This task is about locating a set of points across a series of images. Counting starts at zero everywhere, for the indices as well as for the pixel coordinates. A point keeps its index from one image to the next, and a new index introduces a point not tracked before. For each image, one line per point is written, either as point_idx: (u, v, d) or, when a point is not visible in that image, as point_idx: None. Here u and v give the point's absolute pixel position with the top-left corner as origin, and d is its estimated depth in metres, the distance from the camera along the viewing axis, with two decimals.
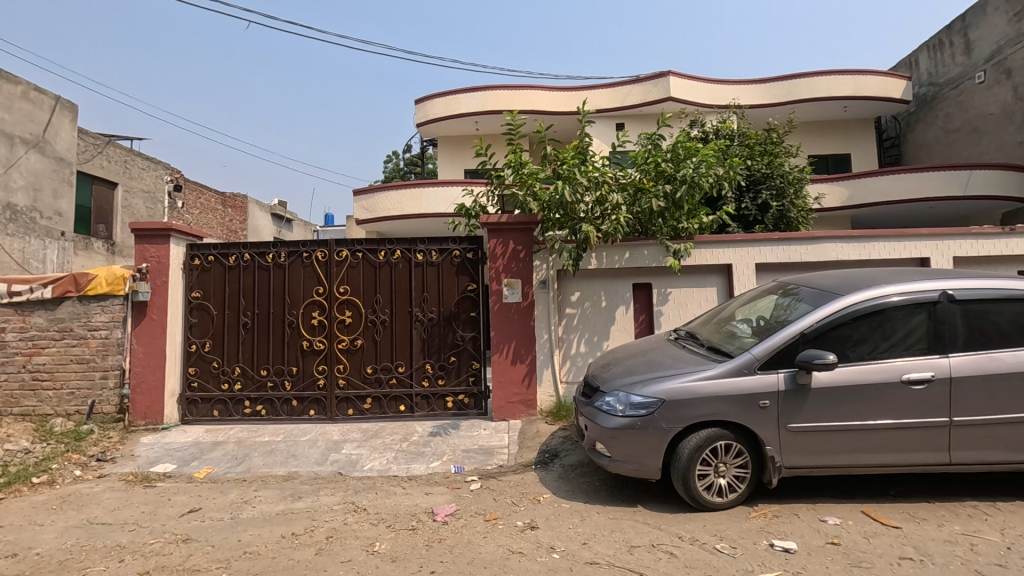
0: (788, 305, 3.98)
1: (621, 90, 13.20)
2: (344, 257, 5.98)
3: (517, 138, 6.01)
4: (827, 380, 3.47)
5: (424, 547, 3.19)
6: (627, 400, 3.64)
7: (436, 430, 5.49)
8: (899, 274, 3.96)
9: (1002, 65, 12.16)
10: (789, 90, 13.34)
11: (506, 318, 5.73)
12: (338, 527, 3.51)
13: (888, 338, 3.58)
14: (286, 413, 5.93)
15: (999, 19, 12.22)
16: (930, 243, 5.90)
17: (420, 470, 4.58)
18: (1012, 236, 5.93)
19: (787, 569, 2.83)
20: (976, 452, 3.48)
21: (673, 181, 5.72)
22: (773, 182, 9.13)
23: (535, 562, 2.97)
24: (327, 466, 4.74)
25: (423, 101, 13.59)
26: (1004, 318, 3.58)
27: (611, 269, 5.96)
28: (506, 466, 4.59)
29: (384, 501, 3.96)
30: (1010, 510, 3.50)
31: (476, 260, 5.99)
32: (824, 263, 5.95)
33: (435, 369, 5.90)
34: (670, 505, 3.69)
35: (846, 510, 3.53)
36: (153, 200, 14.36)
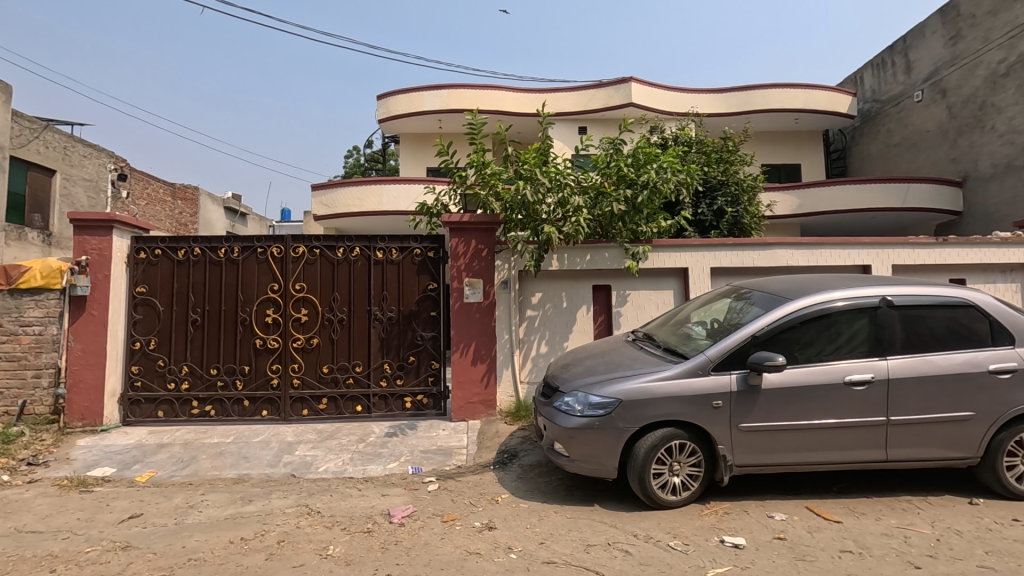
0: (740, 309, 4.12)
1: (583, 94, 13.35)
2: (301, 254, 5.82)
3: (479, 137, 5.97)
4: (776, 381, 3.60)
5: (380, 550, 3.13)
6: (586, 400, 3.67)
7: (393, 431, 5.42)
8: (844, 280, 4.15)
9: (938, 85, 12.96)
10: (744, 100, 13.80)
11: (467, 318, 5.71)
12: (290, 531, 3.41)
13: (832, 341, 3.75)
14: (236, 413, 5.73)
15: (937, 42, 13.01)
16: (872, 252, 6.21)
17: (376, 471, 4.51)
18: (945, 246, 6.30)
19: (737, 565, 2.92)
20: (911, 450, 3.68)
21: (634, 186, 5.77)
22: (728, 189, 9.41)
23: (492, 562, 2.96)
24: (280, 468, 4.60)
25: (385, 97, 13.36)
26: (937, 323, 3.81)
27: (572, 270, 6.02)
28: (465, 467, 4.58)
29: (339, 503, 3.87)
30: (940, 504, 3.72)
31: (437, 259, 5.93)
32: (775, 269, 6.18)
33: (394, 369, 5.81)
34: (626, 504, 3.75)
35: (792, 507, 3.68)
36: (96, 189, 13.62)
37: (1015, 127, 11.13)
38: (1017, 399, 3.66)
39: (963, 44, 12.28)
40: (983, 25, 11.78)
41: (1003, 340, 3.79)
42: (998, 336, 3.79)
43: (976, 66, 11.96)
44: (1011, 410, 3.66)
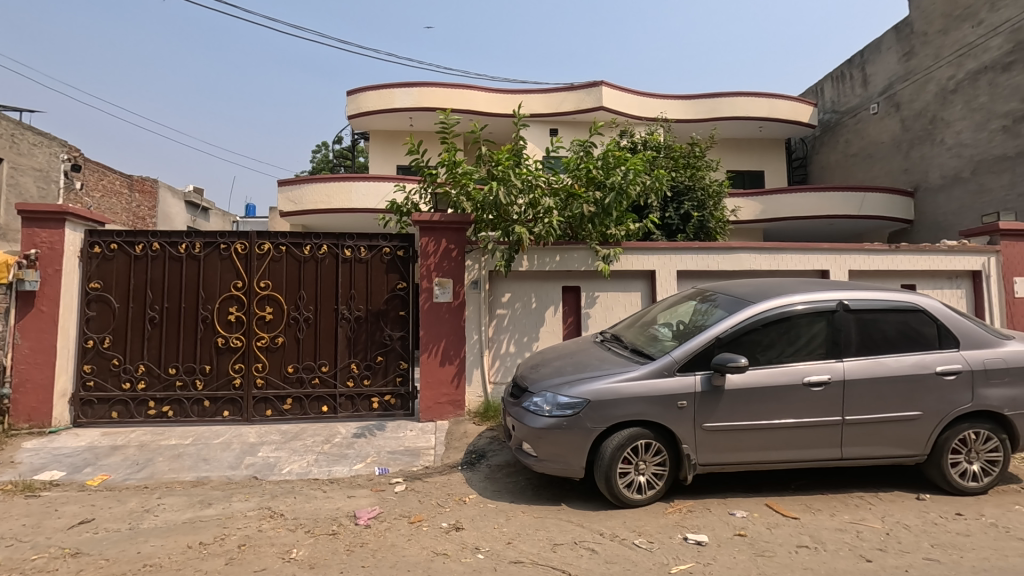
0: (705, 311, 4.22)
1: (555, 96, 13.41)
2: (266, 251, 5.68)
3: (451, 137, 5.94)
4: (738, 381, 3.70)
5: (345, 552, 3.09)
6: (554, 400, 3.70)
7: (360, 432, 5.34)
8: (804, 284, 4.30)
9: (892, 99, 13.54)
10: (711, 108, 14.13)
11: (436, 318, 5.69)
12: (251, 534, 3.33)
13: (792, 343, 3.88)
14: (196, 414, 5.56)
15: (892, 57, 13.58)
16: (830, 257, 6.45)
17: (343, 472, 4.45)
18: (898, 253, 6.59)
19: (699, 561, 2.98)
20: (864, 448, 3.83)
21: (602, 188, 5.81)
22: (694, 194, 9.64)
23: (459, 563, 2.95)
24: (241, 470, 4.49)
25: (355, 93, 13.16)
26: (889, 326, 3.98)
27: (542, 271, 6.05)
28: (432, 467, 4.55)
29: (302, 505, 3.79)
30: (890, 499, 3.88)
31: (407, 258, 5.88)
32: (739, 272, 6.34)
33: (361, 369, 5.74)
34: (592, 503, 3.79)
35: (752, 504, 3.78)
36: (47, 179, 12.93)
37: (963, 141, 11.71)
38: (961, 399, 3.85)
39: (915, 60, 12.86)
40: (934, 43, 12.35)
41: (950, 343, 3.98)
42: (945, 339, 3.99)
43: (928, 81, 12.53)
44: (956, 409, 3.84)
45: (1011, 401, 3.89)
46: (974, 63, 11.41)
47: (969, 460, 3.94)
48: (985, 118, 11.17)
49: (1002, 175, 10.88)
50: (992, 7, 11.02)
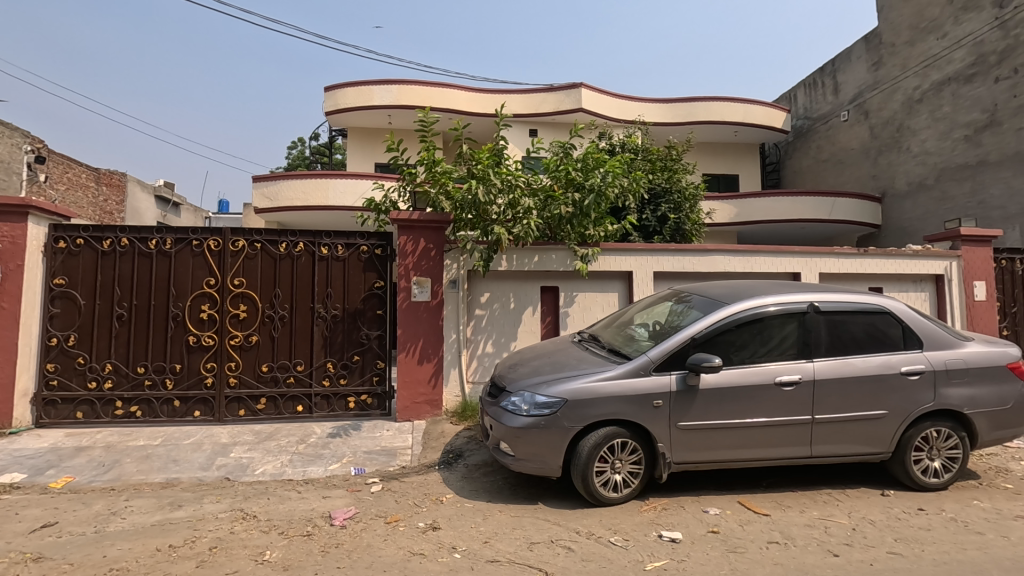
0: (681, 312, 4.28)
1: (535, 97, 13.45)
2: (240, 248, 5.58)
3: (430, 135, 5.91)
4: (712, 381, 3.77)
5: (320, 554, 3.05)
6: (532, 400, 3.72)
7: (335, 432, 5.28)
8: (776, 286, 4.40)
9: (862, 107, 13.94)
10: (688, 112, 14.35)
11: (414, 317, 5.66)
12: (223, 537, 3.27)
13: (764, 344, 3.97)
14: (166, 414, 5.43)
15: (861, 66, 13.97)
16: (801, 260, 6.61)
17: (318, 473, 4.39)
18: (866, 257, 6.78)
19: (673, 558, 3.03)
20: (833, 446, 3.94)
21: (581, 190, 5.84)
22: (671, 197, 9.79)
23: (435, 563, 2.95)
24: (213, 471, 4.40)
25: (333, 89, 13.01)
26: (857, 327, 4.10)
27: (520, 270, 6.07)
28: (409, 467, 4.53)
29: (276, 506, 3.74)
30: (857, 496, 4.00)
31: (385, 256, 5.83)
32: (714, 274, 6.45)
33: (337, 368, 5.67)
34: (569, 502, 3.82)
35: (725, 502, 3.85)
36: (7, 171, 12.35)
37: (928, 149, 12.10)
38: (924, 398, 3.99)
39: (884, 70, 13.27)
40: (902, 54, 12.75)
41: (914, 344, 4.12)
42: (909, 340, 4.12)
43: (895, 91, 12.93)
44: (919, 408, 3.98)
45: (971, 400, 4.04)
46: (939, 74, 11.82)
47: (931, 457, 4.08)
48: (949, 127, 11.58)
49: (964, 183, 11.28)
50: (956, 20, 11.42)
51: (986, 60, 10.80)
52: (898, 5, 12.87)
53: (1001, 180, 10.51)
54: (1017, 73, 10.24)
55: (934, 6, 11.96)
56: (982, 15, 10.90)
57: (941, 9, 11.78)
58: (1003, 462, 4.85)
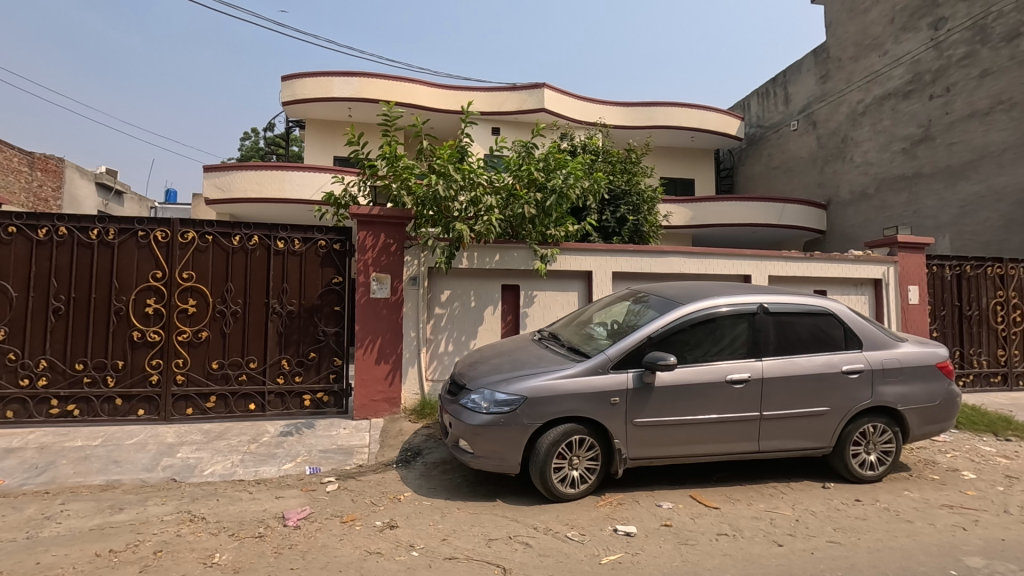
0: (639, 311, 4.38)
1: (498, 95, 13.45)
2: (190, 240, 5.36)
3: (393, 130, 5.84)
4: (667, 379, 3.88)
5: (272, 555, 2.98)
6: (492, 397, 3.73)
7: (289, 430, 5.14)
8: (729, 287, 4.56)
9: (810, 117, 14.58)
10: (648, 115, 14.63)
11: (373, 314, 5.58)
12: (168, 540, 3.14)
13: (717, 343, 4.11)
14: (107, 413, 5.17)
15: (810, 78, 14.62)
16: (753, 263, 6.86)
17: (270, 473, 4.28)
18: (811, 261, 7.12)
19: (628, 551, 3.11)
20: (780, 441, 4.11)
21: (543, 190, 5.90)
22: (630, 199, 9.99)
23: (393, 561, 2.92)
24: (157, 473, 4.21)
25: (290, 79, 12.62)
26: (803, 328, 4.30)
27: (481, 269, 6.07)
28: (366, 466, 4.47)
29: (226, 508, 3.62)
30: (800, 488, 4.20)
31: (343, 252, 5.71)
32: (670, 275, 6.62)
33: (292, 366, 5.52)
34: (527, 498, 3.86)
35: (678, 496, 3.97)
36: None
37: (869, 160, 12.78)
38: (862, 395, 4.22)
39: (831, 83, 13.93)
40: (847, 68, 13.42)
41: (854, 344, 4.35)
42: (850, 340, 4.35)
43: (840, 104, 13.59)
44: (857, 405, 4.21)
45: (904, 397, 4.30)
46: (880, 89, 12.50)
47: (867, 451, 4.32)
48: (888, 140, 12.26)
49: (901, 193, 11.95)
50: (896, 39, 12.10)
51: (922, 78, 11.49)
52: (845, 22, 13.53)
53: (934, 191, 11.18)
54: (949, 92, 10.93)
55: (876, 25, 12.63)
56: (919, 36, 11.58)
57: (883, 28, 12.46)
58: (931, 455, 5.18)
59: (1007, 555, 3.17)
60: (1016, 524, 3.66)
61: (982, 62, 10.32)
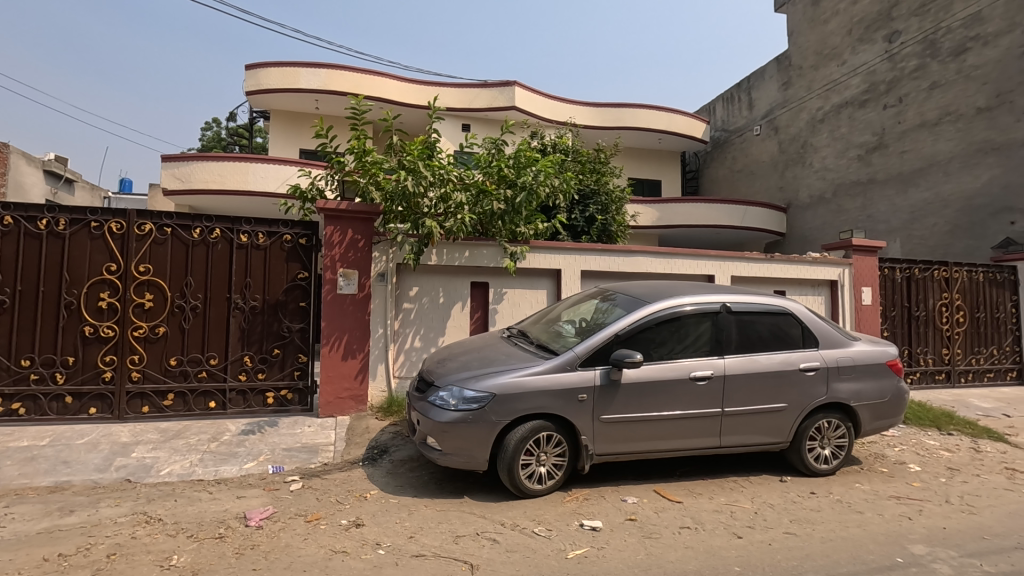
0: (606, 309, 4.45)
1: (469, 92, 13.40)
2: (147, 232, 5.17)
3: (362, 124, 5.76)
4: (634, 376, 3.94)
5: (233, 556, 2.90)
6: (460, 395, 3.73)
7: (250, 429, 5.02)
8: (693, 287, 4.67)
9: (772, 122, 15.03)
10: (616, 116, 14.81)
11: (339, 310, 5.49)
12: (122, 542, 3.03)
13: (681, 341, 4.20)
14: (55, 412, 4.95)
15: (773, 85, 15.07)
16: (716, 263, 7.04)
17: (231, 472, 4.17)
18: (772, 262, 7.35)
19: (593, 545, 3.16)
20: (741, 436, 4.23)
21: (513, 187, 5.92)
22: (599, 198, 10.11)
23: (359, 560, 2.89)
24: (111, 473, 4.06)
25: (254, 68, 12.27)
26: (763, 327, 4.44)
27: (450, 265, 6.05)
28: (331, 465, 4.40)
29: (184, 508, 3.51)
30: (759, 482, 4.34)
31: (310, 247, 5.60)
32: (637, 274, 6.73)
33: (255, 362, 5.39)
34: (495, 494, 3.87)
35: (643, 491, 4.05)
36: None
37: (827, 165, 13.26)
38: (818, 392, 4.38)
39: (792, 90, 14.39)
40: (808, 76, 13.89)
41: (811, 343, 4.51)
42: (808, 339, 4.52)
43: (801, 110, 14.05)
44: (813, 401, 4.37)
45: (856, 394, 4.49)
46: (838, 98, 12.98)
47: (822, 445, 4.49)
48: (845, 147, 12.74)
49: (856, 198, 12.44)
50: (854, 49, 12.59)
51: (877, 88, 11.97)
52: (806, 32, 13.99)
53: (887, 197, 11.68)
54: (902, 102, 11.43)
55: (835, 36, 13.11)
56: (875, 47, 12.08)
57: (841, 39, 12.94)
58: (881, 449, 5.42)
59: (949, 543, 3.34)
60: (957, 513, 3.87)
61: (932, 75, 10.83)
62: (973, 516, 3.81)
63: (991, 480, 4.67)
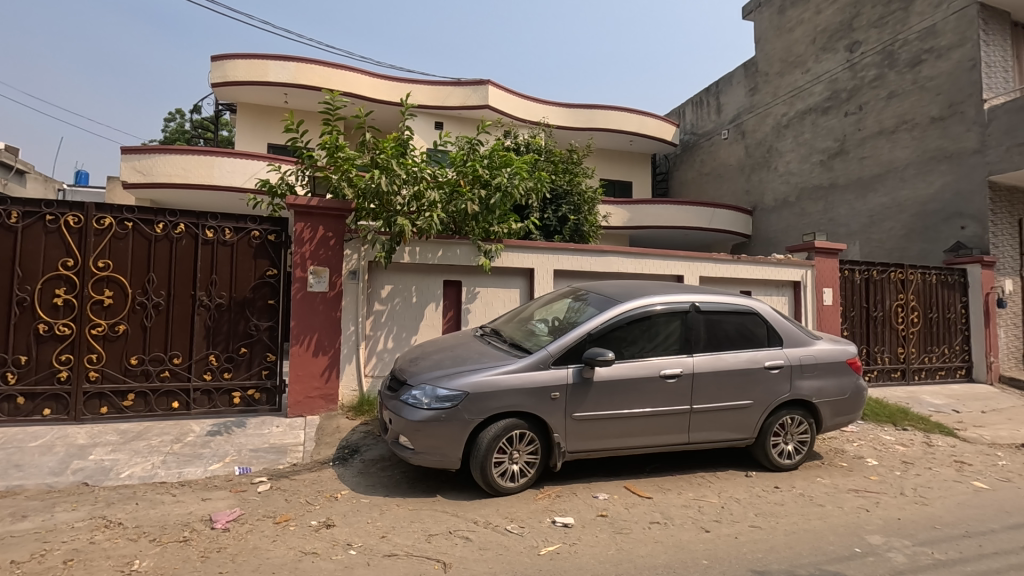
0: (578, 309, 4.49)
1: (442, 89, 13.32)
2: (107, 226, 4.98)
3: (334, 120, 5.68)
4: (605, 374, 3.99)
5: (198, 560, 2.83)
6: (433, 393, 3.71)
7: (217, 429, 4.88)
8: (663, 287, 4.76)
9: (739, 127, 15.41)
10: (589, 118, 14.94)
11: (309, 308, 5.40)
12: (80, 548, 2.92)
13: (651, 340, 4.28)
14: (7, 414, 4.73)
15: (740, 90, 15.45)
16: (686, 264, 7.19)
17: (196, 474, 4.06)
18: (739, 264, 7.53)
19: (565, 541, 3.19)
20: (708, 433, 4.33)
21: (487, 187, 5.93)
22: (572, 198, 10.19)
23: (329, 561, 2.85)
24: (66, 477, 3.90)
25: (220, 59, 11.94)
26: (730, 326, 4.55)
27: (423, 264, 6.01)
28: (300, 465, 4.33)
29: (146, 512, 3.40)
30: (726, 477, 4.45)
31: (279, 243, 5.49)
32: (609, 274, 6.81)
33: (221, 361, 5.26)
34: (468, 493, 3.87)
35: (613, 487, 4.11)
36: None
37: (791, 170, 13.66)
38: (782, 389, 4.52)
39: (758, 96, 14.78)
40: (774, 83, 14.28)
41: (776, 342, 4.65)
42: (772, 338, 4.65)
43: (767, 116, 14.44)
44: (777, 398, 4.50)
45: (818, 391, 4.64)
46: (802, 104, 13.38)
47: (786, 441, 4.63)
48: (808, 152, 13.13)
49: (819, 202, 12.85)
50: (817, 58, 13.01)
51: (839, 95, 12.40)
52: (772, 39, 14.39)
53: (847, 201, 12.10)
54: (861, 110, 11.86)
55: (799, 44, 13.52)
56: (837, 56, 12.51)
57: (806, 47, 13.35)
58: (840, 444, 5.63)
59: (903, 532, 3.50)
60: (910, 504, 4.04)
61: (890, 84, 11.27)
62: (925, 507, 3.99)
63: (942, 472, 4.90)
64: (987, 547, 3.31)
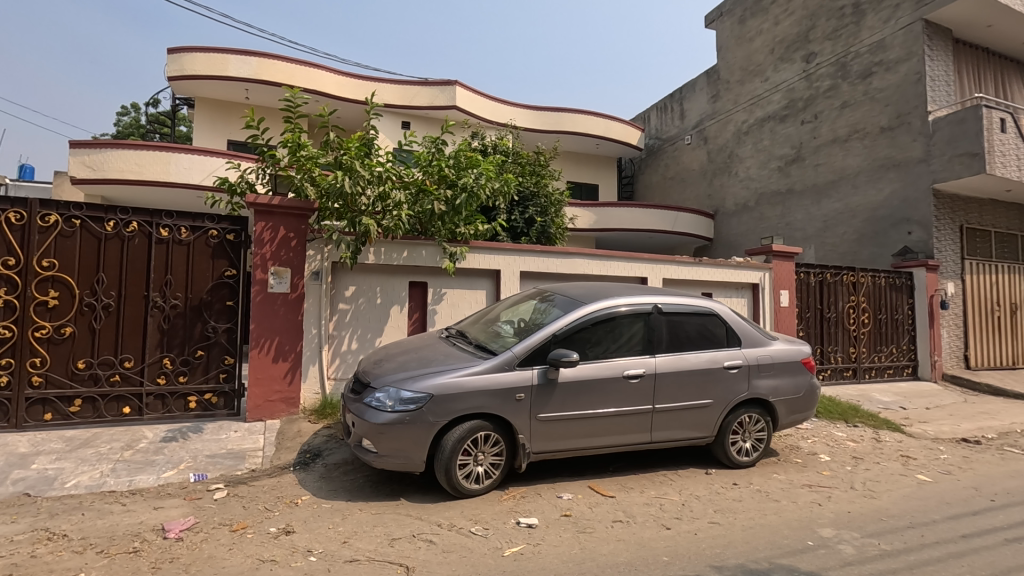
0: (544, 310, 4.53)
1: (408, 89, 13.20)
2: (52, 224, 4.74)
3: (296, 117, 5.55)
4: (570, 374, 4.03)
5: (149, 571, 2.73)
6: (397, 395, 3.67)
7: (171, 435, 4.71)
8: (628, 288, 4.83)
9: (702, 132, 15.80)
10: (556, 120, 15.08)
11: (270, 310, 5.28)
12: (19, 562, 2.77)
13: (615, 341, 4.34)
14: None
15: (703, 97, 15.85)
16: (649, 267, 7.32)
17: (148, 482, 3.91)
18: (701, 266, 7.71)
19: (529, 542, 3.20)
20: (670, 432, 4.42)
21: (453, 187, 5.93)
22: (538, 200, 10.26)
23: (289, 568, 2.79)
24: (6, 488, 3.69)
25: (177, 52, 11.51)
26: (691, 327, 4.66)
27: (388, 264, 5.95)
28: (259, 471, 4.22)
29: (93, 522, 3.26)
30: (687, 475, 4.55)
31: (238, 243, 5.34)
32: (574, 276, 6.88)
33: (176, 365, 5.08)
34: (432, 495, 3.85)
35: (578, 487, 4.15)
36: None
37: (750, 175, 14.07)
38: (740, 388, 4.65)
39: (720, 103, 15.19)
40: (734, 90, 14.70)
41: (735, 342, 4.78)
42: (731, 338, 4.78)
43: (728, 122, 14.85)
44: (736, 397, 4.63)
45: (774, 389, 4.80)
46: (761, 111, 13.83)
47: (744, 439, 4.77)
48: (767, 158, 13.56)
49: (777, 207, 13.27)
50: (775, 67, 13.46)
51: (796, 104, 12.84)
52: (733, 48, 14.81)
53: (803, 207, 12.53)
54: (817, 119, 12.33)
55: (759, 53, 13.96)
56: (794, 66, 12.97)
57: (765, 57, 13.80)
58: (796, 441, 5.82)
59: (853, 525, 3.65)
60: (859, 498, 4.22)
61: (843, 95, 11.75)
62: (873, 500, 4.17)
63: (889, 467, 5.14)
64: (929, 537, 3.48)
